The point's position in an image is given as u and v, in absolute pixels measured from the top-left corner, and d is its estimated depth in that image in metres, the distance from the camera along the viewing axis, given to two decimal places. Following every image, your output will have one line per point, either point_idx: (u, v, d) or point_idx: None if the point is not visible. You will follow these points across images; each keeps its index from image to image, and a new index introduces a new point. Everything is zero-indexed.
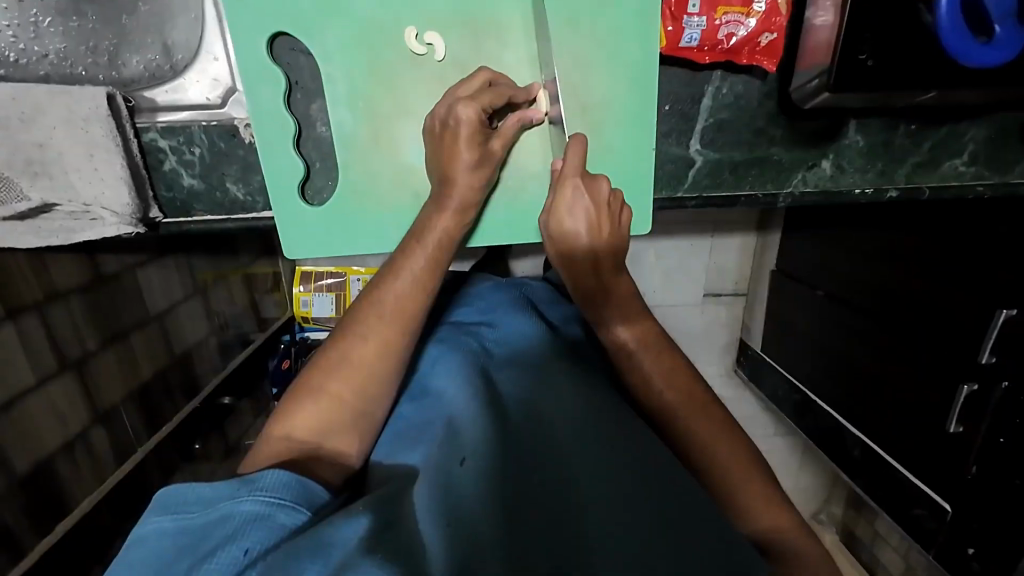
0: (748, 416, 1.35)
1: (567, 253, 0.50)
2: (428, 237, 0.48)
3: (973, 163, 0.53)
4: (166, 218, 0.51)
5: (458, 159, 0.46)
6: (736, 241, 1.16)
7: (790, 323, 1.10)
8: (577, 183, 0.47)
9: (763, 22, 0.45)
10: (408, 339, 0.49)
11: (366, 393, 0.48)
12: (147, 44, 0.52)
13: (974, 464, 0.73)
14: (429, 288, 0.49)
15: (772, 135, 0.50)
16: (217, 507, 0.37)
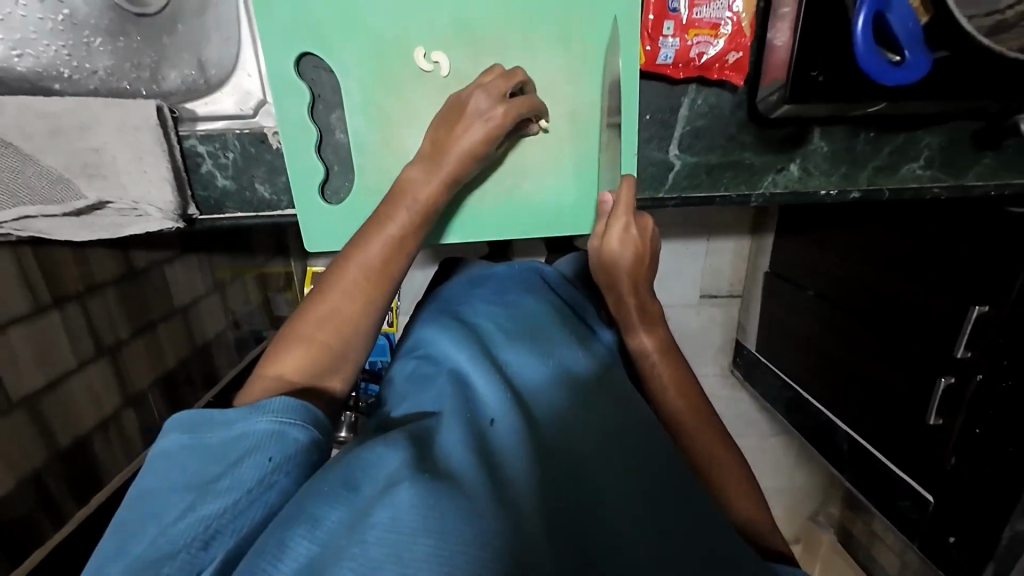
0: (744, 415, 1.39)
1: (614, 274, 0.55)
2: (413, 199, 0.49)
3: (929, 167, 0.58)
4: (201, 215, 0.56)
5: (463, 143, 0.50)
6: (730, 243, 1.22)
7: (780, 323, 1.15)
8: (627, 216, 0.52)
9: (730, 43, 0.50)
10: (394, 284, 0.49)
11: (350, 338, 0.46)
12: (183, 60, 0.61)
13: (953, 456, 0.77)
14: (412, 244, 0.50)
15: (743, 141, 0.56)
16: (233, 426, 0.38)
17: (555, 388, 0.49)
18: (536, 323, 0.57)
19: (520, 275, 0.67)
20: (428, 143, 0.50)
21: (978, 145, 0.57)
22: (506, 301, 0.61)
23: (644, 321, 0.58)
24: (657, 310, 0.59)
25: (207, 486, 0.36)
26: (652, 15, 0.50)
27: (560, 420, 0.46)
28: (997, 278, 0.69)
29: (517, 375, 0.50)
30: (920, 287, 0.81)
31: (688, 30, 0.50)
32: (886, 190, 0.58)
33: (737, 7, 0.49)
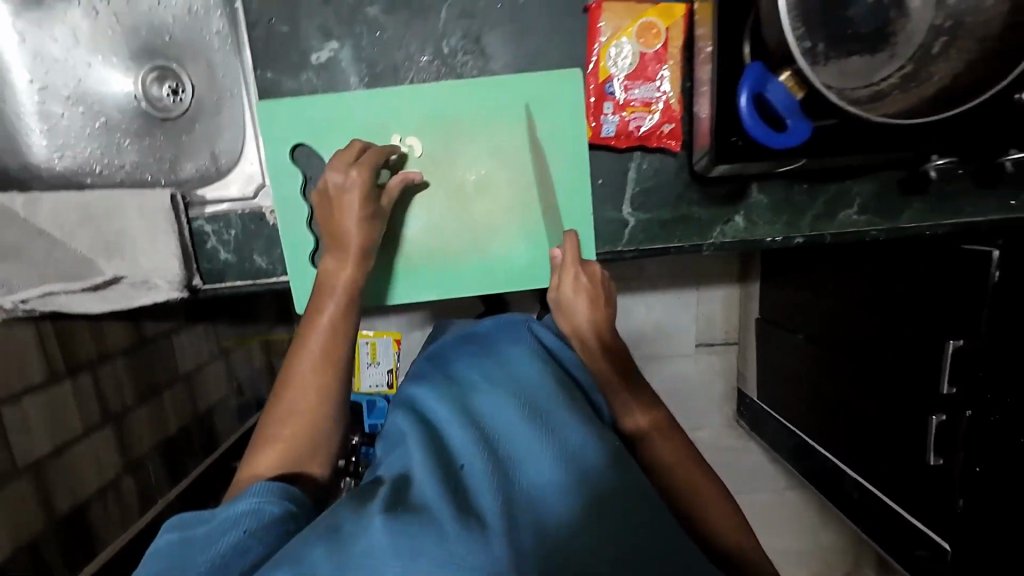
0: (756, 466, 1.36)
1: (574, 323, 0.60)
2: (338, 289, 0.53)
3: (865, 213, 0.63)
4: (204, 284, 0.62)
5: (352, 212, 0.53)
6: (719, 292, 1.29)
7: (776, 367, 1.16)
8: (575, 267, 0.58)
9: (663, 116, 0.57)
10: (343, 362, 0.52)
11: (316, 424, 0.50)
12: (199, 154, 0.70)
13: (960, 497, 0.75)
14: (347, 328, 0.53)
15: (689, 198, 0.62)
16: (218, 508, 0.42)
17: (525, 424, 0.47)
18: (514, 362, 0.56)
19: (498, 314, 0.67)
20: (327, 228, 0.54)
21: (907, 193, 0.63)
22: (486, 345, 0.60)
23: (609, 361, 0.59)
24: (620, 350, 0.60)
25: (191, 564, 0.40)
26: (593, 98, 0.57)
27: (533, 456, 0.45)
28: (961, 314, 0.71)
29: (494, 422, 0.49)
30: (897, 325, 0.83)
31: (625, 108, 0.58)
32: (828, 235, 0.63)
33: (665, 87, 0.57)
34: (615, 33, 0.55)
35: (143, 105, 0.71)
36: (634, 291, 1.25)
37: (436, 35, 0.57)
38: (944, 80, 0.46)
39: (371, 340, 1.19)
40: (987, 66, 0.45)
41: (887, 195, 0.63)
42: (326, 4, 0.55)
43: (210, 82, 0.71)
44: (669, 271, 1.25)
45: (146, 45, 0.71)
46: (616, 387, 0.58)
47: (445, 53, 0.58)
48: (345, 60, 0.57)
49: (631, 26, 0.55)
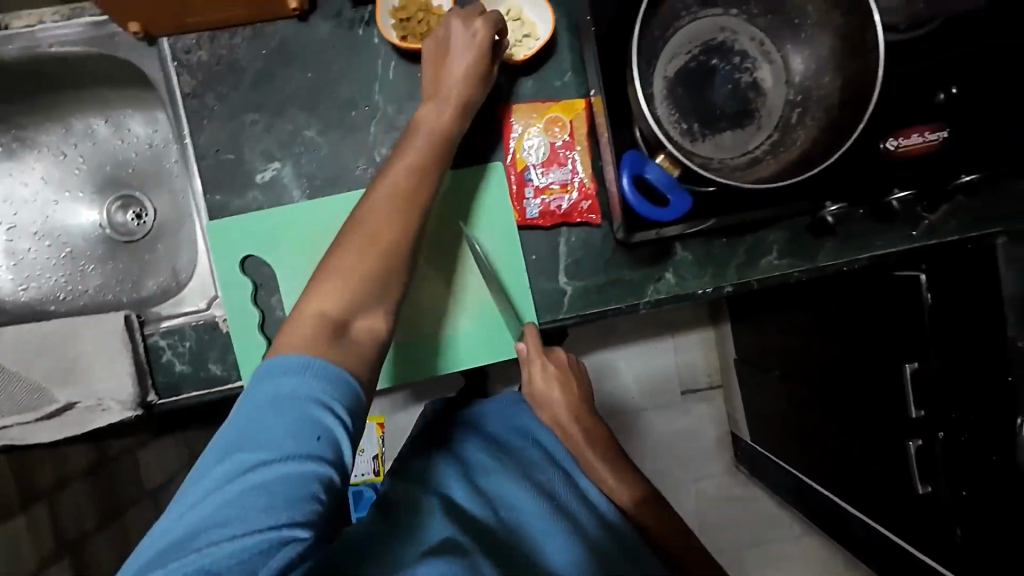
0: (769, 513, 1.31)
1: (552, 411, 0.64)
2: (422, 133, 0.55)
3: (784, 257, 0.68)
4: (160, 398, 0.62)
5: (459, 61, 0.56)
6: (696, 337, 1.32)
7: (761, 407, 1.16)
8: (543, 358, 0.63)
9: (581, 194, 0.63)
10: (390, 279, 0.50)
11: (356, 293, 0.49)
12: (161, 270, 0.74)
13: (959, 527, 0.74)
14: (457, 122, 0.57)
15: (618, 262, 0.66)
16: (254, 476, 0.40)
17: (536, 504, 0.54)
18: (529, 461, 0.61)
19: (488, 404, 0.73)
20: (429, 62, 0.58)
21: (817, 235, 0.68)
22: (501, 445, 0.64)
23: (596, 449, 0.63)
24: (605, 437, 0.65)
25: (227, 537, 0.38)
26: (514, 185, 0.63)
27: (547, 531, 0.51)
28: (903, 336, 0.74)
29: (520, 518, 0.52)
30: (851, 354, 0.85)
31: (544, 192, 0.63)
32: (754, 282, 0.67)
33: (578, 170, 0.63)
34: (528, 127, 0.63)
35: (107, 231, 0.77)
36: (612, 345, 1.28)
37: (367, 147, 0.63)
38: (806, 143, 0.50)
39: None
40: (841, 129, 0.48)
41: (802, 240, 0.68)
42: (266, 132, 0.62)
43: (173, 205, 0.77)
44: (642, 323, 1.29)
45: (111, 178, 0.77)
46: (609, 479, 0.62)
47: (378, 161, 0.63)
48: (286, 177, 0.63)
49: (539, 120, 0.62)
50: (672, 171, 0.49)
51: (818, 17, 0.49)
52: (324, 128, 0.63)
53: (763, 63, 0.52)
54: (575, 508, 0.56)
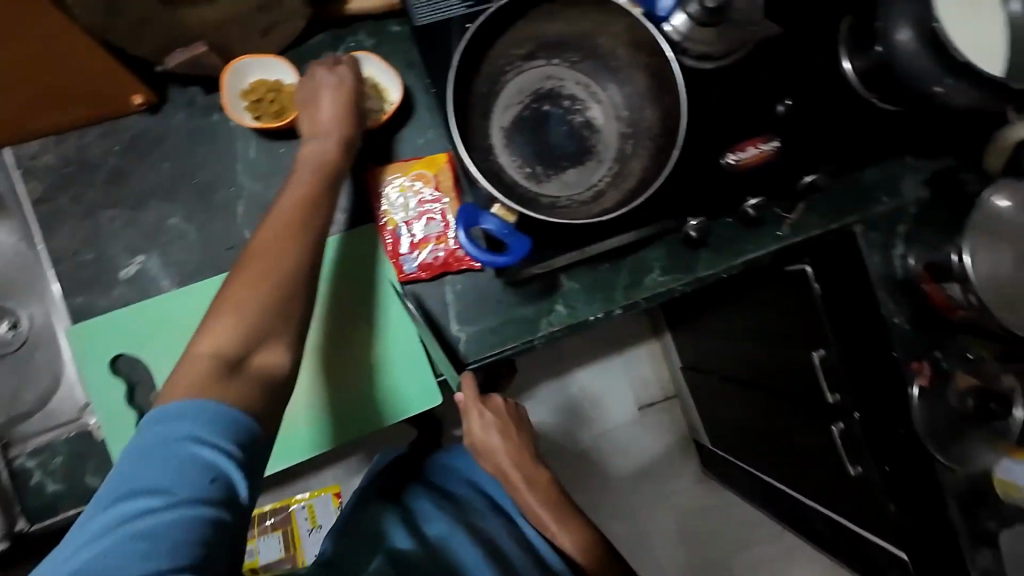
0: (750, 517, 1.29)
1: (492, 457, 0.68)
2: (310, 154, 0.55)
3: (667, 272, 0.71)
4: (31, 524, 0.58)
5: (325, 109, 0.58)
6: (643, 351, 1.34)
7: (713, 411, 1.17)
8: (480, 408, 0.68)
9: (457, 243, 0.64)
10: (296, 308, 0.46)
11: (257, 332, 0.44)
12: (40, 381, 0.71)
13: (891, 503, 0.76)
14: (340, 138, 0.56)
15: (508, 302, 0.68)
16: (145, 521, 0.35)
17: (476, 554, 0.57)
18: (472, 508, 0.65)
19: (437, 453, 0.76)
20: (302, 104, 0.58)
21: (692, 248, 0.71)
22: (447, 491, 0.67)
23: (537, 491, 0.66)
24: (544, 476, 0.68)
25: None
26: (389, 241, 0.64)
27: None
28: (810, 329, 0.78)
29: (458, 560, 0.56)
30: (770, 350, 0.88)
31: (419, 246, 0.64)
32: (642, 300, 0.69)
33: (450, 219, 0.64)
34: (392, 184, 0.64)
35: None
36: (563, 372, 1.29)
37: (236, 226, 0.63)
38: (640, 173, 0.53)
39: (308, 503, 1.13)
40: (664, 155, 0.52)
41: (681, 252, 0.71)
42: (127, 227, 0.61)
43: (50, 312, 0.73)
44: (587, 345, 1.30)
45: None
46: (549, 520, 0.65)
47: (247, 238, 0.62)
48: (153, 268, 0.61)
49: (405, 176, 0.64)
50: (508, 217, 0.52)
51: (625, 57, 0.53)
52: (189, 214, 0.62)
53: (592, 103, 0.56)
54: (512, 551, 0.60)
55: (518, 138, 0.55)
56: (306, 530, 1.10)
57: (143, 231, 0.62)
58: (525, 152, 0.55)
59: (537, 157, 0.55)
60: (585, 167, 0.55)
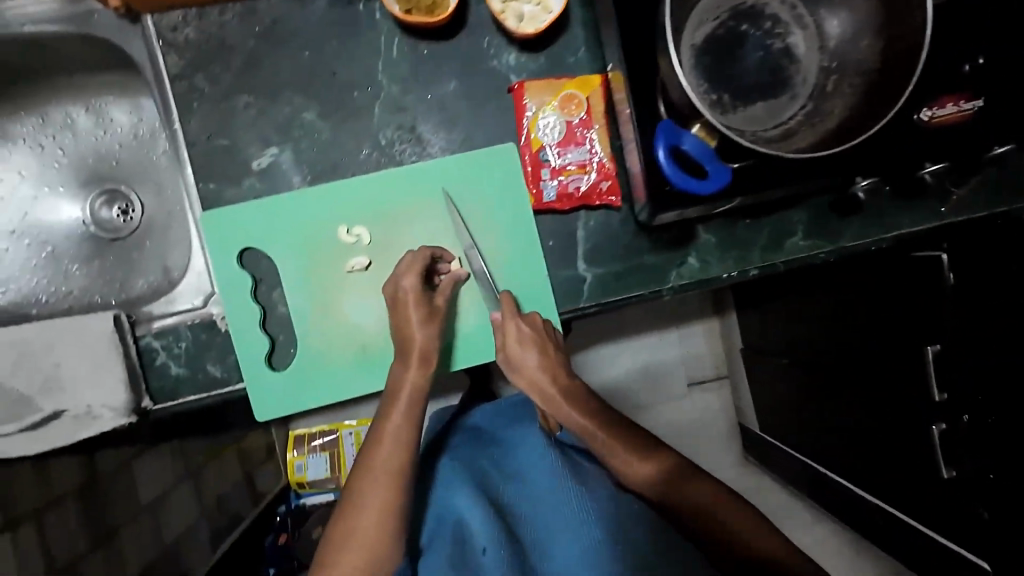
0: (783, 504, 1.25)
1: (529, 376, 0.60)
2: (404, 393, 0.58)
3: (810, 237, 0.65)
4: (155, 404, 0.59)
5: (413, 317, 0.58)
6: (700, 327, 1.29)
7: (772, 395, 1.11)
8: (515, 319, 0.60)
9: (600, 175, 0.60)
10: (397, 536, 0.55)
11: (377, 556, 0.54)
12: (148, 270, 0.70)
13: (985, 509, 0.68)
14: (411, 437, 0.58)
15: (640, 247, 0.63)
16: None
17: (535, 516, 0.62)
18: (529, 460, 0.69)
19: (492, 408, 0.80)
20: (384, 395, 0.60)
21: (841, 214, 0.65)
22: (500, 445, 0.74)
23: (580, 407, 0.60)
24: (581, 386, 0.62)
25: None
26: (530, 167, 0.60)
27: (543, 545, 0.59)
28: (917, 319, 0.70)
29: (512, 513, 0.63)
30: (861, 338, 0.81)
31: (562, 173, 0.60)
32: (779, 263, 0.65)
33: (597, 149, 0.59)
34: (539, 105, 0.59)
35: (91, 229, 0.72)
36: (619, 340, 1.25)
37: (371, 130, 0.59)
38: (844, 112, 0.48)
39: (355, 429, 1.14)
40: (879, 98, 0.46)
41: (828, 218, 0.65)
42: (260, 116, 0.58)
43: (160, 201, 0.72)
44: (649, 315, 1.26)
45: (94, 172, 0.72)
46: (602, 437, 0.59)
47: (383, 145, 0.60)
48: (285, 162, 0.59)
49: (554, 99, 0.59)
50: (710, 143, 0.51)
51: None
52: (324, 109, 0.59)
53: (796, 28, 0.51)
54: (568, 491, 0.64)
55: (709, 58, 0.51)
56: (351, 456, 1.14)
57: (277, 122, 0.58)
58: (715, 74, 0.50)
59: (727, 84, 0.51)
60: (777, 100, 0.50)
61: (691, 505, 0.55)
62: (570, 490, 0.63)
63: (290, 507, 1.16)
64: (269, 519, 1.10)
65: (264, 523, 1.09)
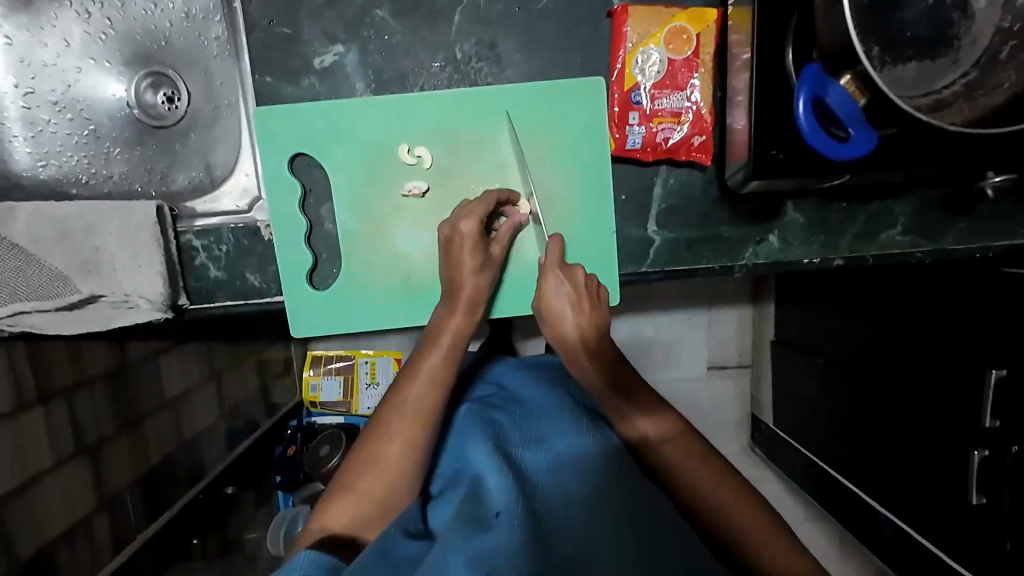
0: (775, 499, 1.23)
1: (559, 333, 0.57)
2: (443, 338, 0.55)
3: (909, 233, 0.58)
4: (191, 305, 0.57)
5: (464, 265, 0.54)
6: (731, 314, 1.17)
7: (794, 395, 1.04)
8: (557, 272, 0.55)
9: (694, 127, 0.53)
10: (414, 475, 0.54)
11: (393, 490, 0.53)
12: (192, 164, 0.66)
13: (1008, 541, 0.64)
14: (445, 383, 0.56)
15: (719, 216, 0.57)
16: None
17: (552, 479, 0.57)
18: (547, 417, 0.66)
19: (519, 369, 0.76)
20: (424, 336, 0.57)
21: (952, 213, 0.58)
22: (522, 403, 0.70)
23: (603, 371, 0.59)
24: (611, 351, 0.59)
25: None
26: (617, 107, 0.54)
27: (559, 508, 0.53)
28: (992, 340, 0.63)
29: (531, 476, 0.57)
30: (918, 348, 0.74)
31: (653, 119, 0.53)
32: (872, 256, 0.58)
33: (696, 97, 0.53)
34: (641, 38, 0.52)
35: (135, 113, 0.67)
36: (643, 312, 1.14)
37: (447, 42, 0.54)
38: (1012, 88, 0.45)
39: (371, 359, 1.13)
40: None
41: (934, 213, 0.58)
42: (329, 7, 0.53)
43: (207, 92, 0.66)
44: (681, 291, 1.14)
45: (141, 51, 0.67)
46: (619, 403, 0.60)
47: (458, 59, 0.55)
48: (350, 65, 0.54)
49: (659, 31, 0.52)
50: (858, 100, 0.45)
51: None
52: (399, 11, 0.54)
53: None
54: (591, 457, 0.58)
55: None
56: (365, 384, 1.14)
57: (346, 18, 0.53)
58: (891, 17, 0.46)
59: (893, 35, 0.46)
60: (943, 62, 0.47)
61: (673, 469, 0.54)
62: (595, 462, 0.57)
63: (301, 423, 1.15)
64: (280, 432, 1.13)
65: (274, 435, 1.11)
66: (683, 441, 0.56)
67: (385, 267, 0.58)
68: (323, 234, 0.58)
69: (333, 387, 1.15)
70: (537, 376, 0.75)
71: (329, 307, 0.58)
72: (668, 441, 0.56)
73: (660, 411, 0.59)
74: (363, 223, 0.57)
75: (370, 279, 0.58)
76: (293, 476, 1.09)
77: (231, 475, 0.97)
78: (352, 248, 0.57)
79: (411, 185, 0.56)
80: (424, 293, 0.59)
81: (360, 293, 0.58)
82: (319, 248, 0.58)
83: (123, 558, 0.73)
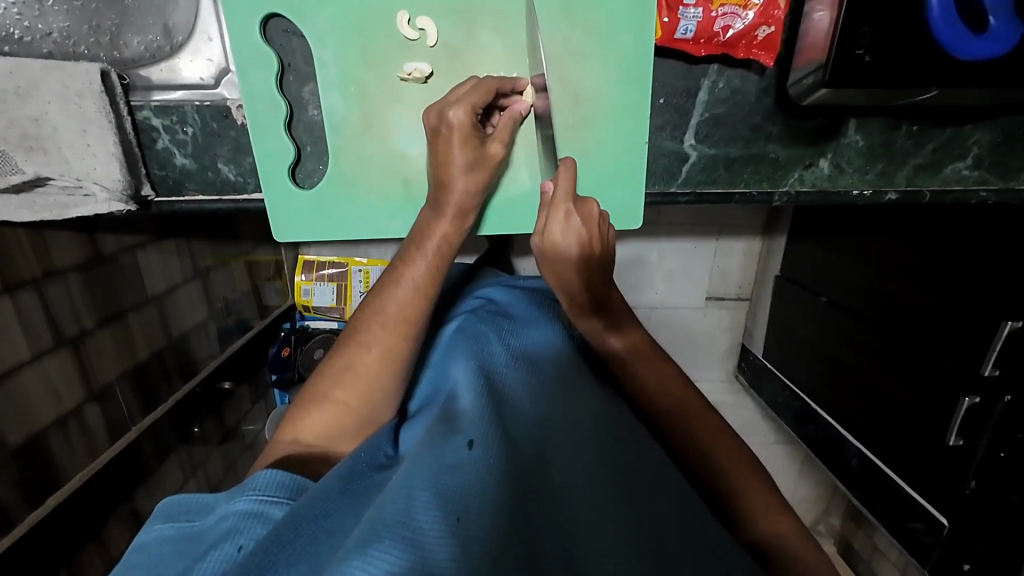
0: (748, 425, 1.29)
1: (557, 268, 0.51)
2: (427, 244, 0.50)
3: (977, 168, 0.51)
4: (157, 197, 0.52)
5: (454, 163, 0.47)
6: (739, 246, 1.11)
7: (790, 332, 1.03)
8: (568, 207, 0.48)
9: (762, 14, 0.43)
10: (393, 385, 0.52)
11: (373, 400, 0.51)
12: (149, 25, 0.51)
13: (974, 479, 0.65)
14: (430, 293, 0.52)
15: (768, 131, 0.49)
16: (218, 511, 0.41)
17: (536, 399, 0.54)
18: (537, 340, 0.63)
19: (510, 292, 0.73)
20: (407, 241, 0.52)
21: None
22: (510, 318, 0.67)
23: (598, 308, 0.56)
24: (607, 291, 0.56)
25: (198, 541, 0.39)
26: None
27: (541, 428, 0.50)
28: (1012, 289, 0.59)
29: (514, 395, 0.55)
30: (930, 293, 0.70)
31: None
32: (929, 191, 0.52)
33: None
34: None
35: None
36: (647, 236, 1.09)
37: None
38: None
39: (364, 268, 1.10)
40: None
41: (1013, 146, 0.51)
42: None
43: None
44: (689, 216, 1.07)
45: None
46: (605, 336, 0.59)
47: None
48: None
49: None
50: None
51: None
52: None
53: None
54: (579, 386, 0.56)
55: None
56: (358, 293, 1.11)
57: None
58: None
59: None
60: None
61: (653, 400, 0.57)
62: (581, 394, 0.55)
63: (295, 326, 1.14)
64: (273, 333, 1.11)
65: (268, 336, 1.10)
66: (664, 374, 0.58)
67: (376, 166, 0.51)
68: (308, 121, 0.50)
69: (326, 292, 1.12)
70: (531, 301, 0.72)
71: (312, 211, 0.52)
72: (650, 371, 0.58)
73: (647, 352, 0.59)
74: (353, 111, 0.49)
75: (356, 179, 0.51)
76: (287, 376, 1.08)
77: (224, 371, 0.96)
78: (338, 141, 0.50)
79: (412, 67, 0.47)
80: (419, 198, 0.52)
81: (347, 195, 0.52)
82: (304, 142, 0.50)
83: (121, 446, 0.74)
